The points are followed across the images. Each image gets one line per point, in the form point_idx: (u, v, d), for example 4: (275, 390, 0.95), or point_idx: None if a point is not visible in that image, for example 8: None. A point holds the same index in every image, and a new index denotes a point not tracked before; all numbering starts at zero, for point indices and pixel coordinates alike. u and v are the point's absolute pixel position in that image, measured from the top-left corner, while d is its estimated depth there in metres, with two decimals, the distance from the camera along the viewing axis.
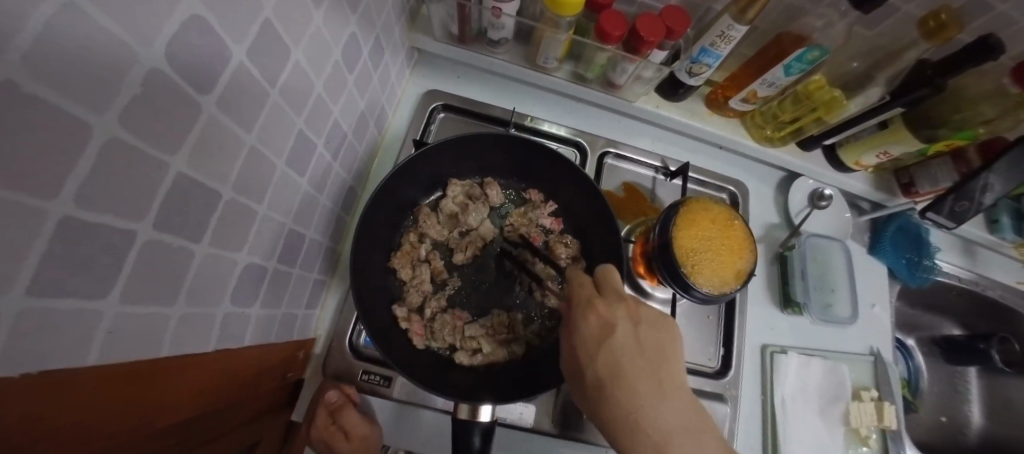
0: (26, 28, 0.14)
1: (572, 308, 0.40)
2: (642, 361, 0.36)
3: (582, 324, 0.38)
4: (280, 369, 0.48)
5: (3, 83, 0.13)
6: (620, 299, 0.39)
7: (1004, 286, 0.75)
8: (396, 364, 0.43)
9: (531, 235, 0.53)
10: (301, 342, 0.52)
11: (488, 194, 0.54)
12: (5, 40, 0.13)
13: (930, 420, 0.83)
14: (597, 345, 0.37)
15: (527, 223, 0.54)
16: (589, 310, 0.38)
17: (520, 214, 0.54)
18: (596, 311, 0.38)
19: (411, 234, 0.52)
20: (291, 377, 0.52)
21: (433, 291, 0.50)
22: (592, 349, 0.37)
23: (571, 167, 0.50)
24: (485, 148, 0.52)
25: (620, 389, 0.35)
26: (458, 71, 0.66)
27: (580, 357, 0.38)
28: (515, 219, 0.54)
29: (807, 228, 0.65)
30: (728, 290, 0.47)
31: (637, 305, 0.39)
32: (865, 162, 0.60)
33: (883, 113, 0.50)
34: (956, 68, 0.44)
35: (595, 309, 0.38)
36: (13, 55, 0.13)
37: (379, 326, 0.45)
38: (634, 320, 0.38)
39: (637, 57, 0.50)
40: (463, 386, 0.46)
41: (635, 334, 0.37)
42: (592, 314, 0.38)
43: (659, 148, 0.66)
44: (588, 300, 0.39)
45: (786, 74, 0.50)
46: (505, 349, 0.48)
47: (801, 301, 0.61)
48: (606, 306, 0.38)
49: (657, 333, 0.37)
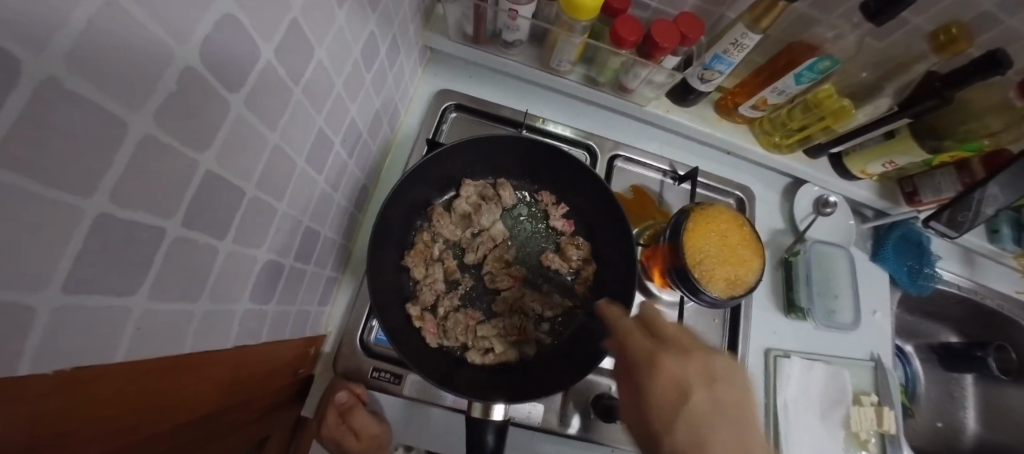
0: (69, 25, 0.14)
1: (633, 364, 0.37)
2: (727, 425, 0.32)
3: (650, 385, 0.35)
4: (291, 366, 0.49)
5: (46, 81, 0.13)
6: (686, 349, 0.36)
7: (1002, 295, 0.77)
8: (413, 366, 0.43)
9: (510, 275, 0.51)
10: (312, 339, 0.52)
11: (501, 195, 0.52)
12: (48, 34, 0.13)
13: (927, 426, 0.85)
14: (675, 410, 0.34)
15: (503, 265, 0.51)
16: (656, 369, 0.35)
17: (495, 258, 0.51)
18: (665, 368, 0.35)
19: (424, 233, 0.52)
20: (302, 374, 0.52)
21: (446, 290, 0.51)
22: (673, 418, 0.33)
23: (585, 171, 0.50)
24: (498, 150, 0.52)
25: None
26: (470, 71, 0.66)
27: (655, 426, 0.34)
28: (491, 263, 0.51)
29: (811, 234, 0.66)
30: (734, 294, 0.48)
31: (707, 358, 0.35)
32: (870, 171, 0.61)
33: (891, 123, 0.51)
34: (965, 82, 0.45)
35: (662, 366, 0.35)
36: (56, 52, 0.13)
37: (391, 324, 0.45)
38: (709, 374, 0.34)
39: (651, 62, 0.51)
40: (475, 383, 0.47)
41: (713, 396, 0.33)
42: (658, 373, 0.35)
43: (667, 152, 0.66)
44: (652, 357, 0.36)
45: (796, 83, 0.51)
46: (517, 349, 0.49)
47: (805, 307, 0.62)
48: (677, 361, 0.35)
49: (734, 387, 0.34)
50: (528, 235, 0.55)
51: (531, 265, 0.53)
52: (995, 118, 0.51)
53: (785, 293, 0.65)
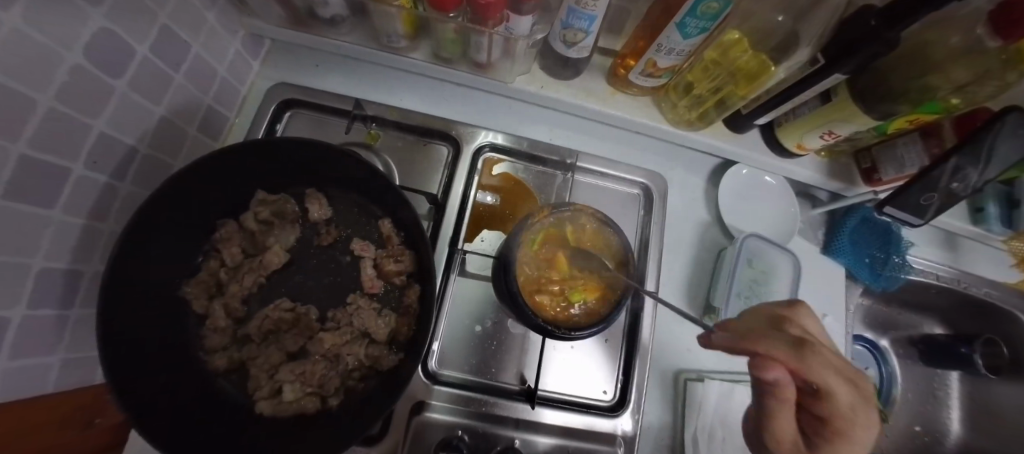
0: None
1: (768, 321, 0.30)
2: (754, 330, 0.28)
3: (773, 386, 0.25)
4: (81, 415, 0.39)
5: None
6: (794, 340, 0.25)
7: (991, 283, 0.65)
8: (135, 428, 0.31)
9: (307, 309, 0.42)
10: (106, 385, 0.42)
11: (308, 210, 0.45)
12: None
13: (904, 432, 0.70)
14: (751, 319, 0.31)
15: (290, 305, 0.42)
16: (767, 371, 0.24)
17: (279, 305, 0.42)
18: (780, 370, 0.24)
19: (211, 261, 0.43)
20: (109, 421, 0.42)
21: (234, 328, 0.42)
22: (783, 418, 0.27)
23: (378, 172, 0.41)
24: (286, 156, 0.42)
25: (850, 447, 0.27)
26: (316, 58, 0.56)
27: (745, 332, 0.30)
28: (273, 311, 0.42)
29: (742, 226, 0.54)
30: (605, 311, 0.40)
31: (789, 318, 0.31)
32: (808, 144, 0.48)
33: (819, 84, 0.37)
34: (904, 19, 0.31)
35: (776, 364, 0.25)
36: None
37: (163, 382, 0.37)
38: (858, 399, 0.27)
39: (485, 25, 0.39)
40: (247, 448, 0.36)
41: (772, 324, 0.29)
42: (766, 378, 0.25)
43: (557, 136, 0.57)
44: (798, 365, 0.24)
45: (684, 38, 0.38)
46: (317, 399, 0.39)
47: (717, 307, 0.50)
48: (788, 361, 0.24)
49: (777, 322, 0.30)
50: (348, 255, 0.45)
51: (347, 292, 0.44)
52: (954, 67, 0.38)
53: (706, 294, 0.53)
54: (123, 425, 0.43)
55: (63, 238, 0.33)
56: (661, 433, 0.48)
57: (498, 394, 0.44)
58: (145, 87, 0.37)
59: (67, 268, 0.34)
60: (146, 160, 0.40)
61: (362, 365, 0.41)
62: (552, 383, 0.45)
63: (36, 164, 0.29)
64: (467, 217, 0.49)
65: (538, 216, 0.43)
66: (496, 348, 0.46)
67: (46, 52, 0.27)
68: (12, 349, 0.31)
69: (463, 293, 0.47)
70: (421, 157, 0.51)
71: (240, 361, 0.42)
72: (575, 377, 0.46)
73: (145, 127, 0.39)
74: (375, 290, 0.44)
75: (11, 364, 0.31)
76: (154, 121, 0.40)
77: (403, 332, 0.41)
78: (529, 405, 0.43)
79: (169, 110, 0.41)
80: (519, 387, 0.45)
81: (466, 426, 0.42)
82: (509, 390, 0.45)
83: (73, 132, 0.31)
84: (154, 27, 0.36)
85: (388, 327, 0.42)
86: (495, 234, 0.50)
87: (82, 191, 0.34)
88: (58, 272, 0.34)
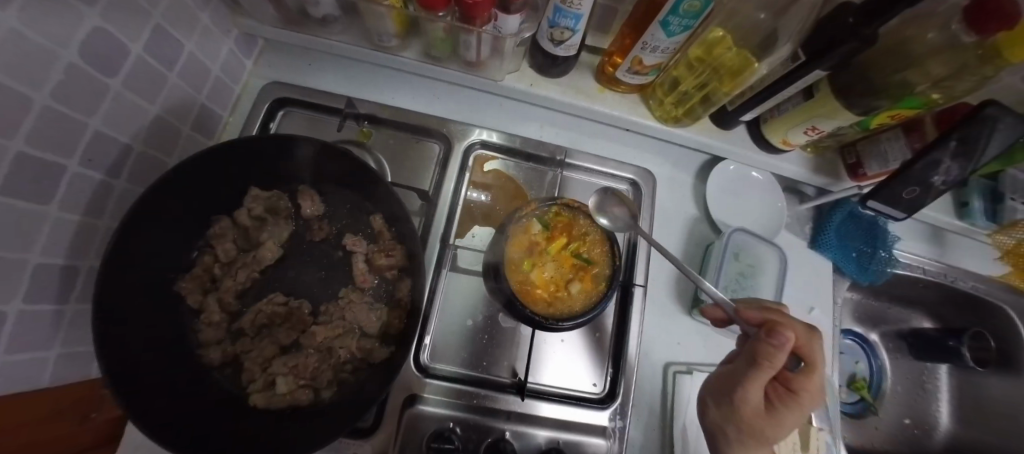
0: None
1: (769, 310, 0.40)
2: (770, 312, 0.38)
3: (774, 353, 0.31)
4: (76, 409, 0.39)
5: None
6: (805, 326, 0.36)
7: (977, 277, 0.66)
8: (131, 420, 0.32)
9: (299, 303, 0.43)
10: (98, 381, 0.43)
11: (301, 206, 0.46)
12: None
13: (893, 424, 0.71)
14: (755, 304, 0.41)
15: (281, 301, 0.43)
16: (781, 334, 0.31)
17: (273, 301, 0.42)
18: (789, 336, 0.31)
19: (205, 256, 0.44)
20: (102, 417, 0.42)
21: (229, 323, 0.43)
22: (753, 386, 0.33)
23: (368, 167, 0.42)
24: (280, 153, 0.43)
25: (795, 419, 0.35)
26: (309, 57, 0.57)
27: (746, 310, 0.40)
28: (267, 306, 0.42)
29: (731, 221, 0.55)
30: (588, 304, 0.41)
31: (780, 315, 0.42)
32: (793, 140, 0.49)
33: (801, 80, 0.38)
34: (879, 16, 0.31)
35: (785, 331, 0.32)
36: None
37: (160, 376, 0.37)
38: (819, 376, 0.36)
39: (473, 23, 0.39)
40: (243, 439, 0.37)
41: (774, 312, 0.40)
42: (775, 340, 0.31)
43: (547, 133, 0.58)
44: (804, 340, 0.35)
45: (668, 35, 0.38)
46: (310, 391, 0.40)
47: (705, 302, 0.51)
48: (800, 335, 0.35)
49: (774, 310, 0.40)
50: (341, 250, 0.46)
51: (340, 286, 0.45)
52: (930, 63, 0.39)
53: (695, 287, 0.54)
54: (123, 417, 0.44)
55: (59, 235, 0.34)
56: (650, 423, 0.48)
57: (490, 387, 0.45)
58: (140, 86, 0.38)
59: (63, 263, 0.35)
60: (141, 158, 0.41)
61: (354, 358, 0.42)
62: (542, 377, 0.46)
63: (32, 162, 0.29)
64: (458, 213, 0.50)
65: (527, 209, 0.45)
66: (488, 342, 0.47)
67: (42, 51, 0.28)
68: (10, 341, 0.32)
69: (454, 288, 0.48)
70: (413, 154, 0.52)
71: (235, 354, 0.42)
72: (566, 371, 0.47)
73: (139, 125, 0.39)
74: (365, 283, 0.44)
75: (7, 358, 0.32)
76: (149, 119, 0.41)
77: (396, 325, 0.42)
78: (521, 397, 0.43)
79: (164, 108, 0.42)
80: (512, 380, 0.45)
81: (459, 418, 0.43)
82: (502, 383, 0.45)
83: (69, 129, 0.32)
84: (147, 26, 0.36)
85: (381, 320, 0.42)
86: (486, 229, 0.50)
87: (77, 188, 0.34)
88: (54, 267, 0.34)
